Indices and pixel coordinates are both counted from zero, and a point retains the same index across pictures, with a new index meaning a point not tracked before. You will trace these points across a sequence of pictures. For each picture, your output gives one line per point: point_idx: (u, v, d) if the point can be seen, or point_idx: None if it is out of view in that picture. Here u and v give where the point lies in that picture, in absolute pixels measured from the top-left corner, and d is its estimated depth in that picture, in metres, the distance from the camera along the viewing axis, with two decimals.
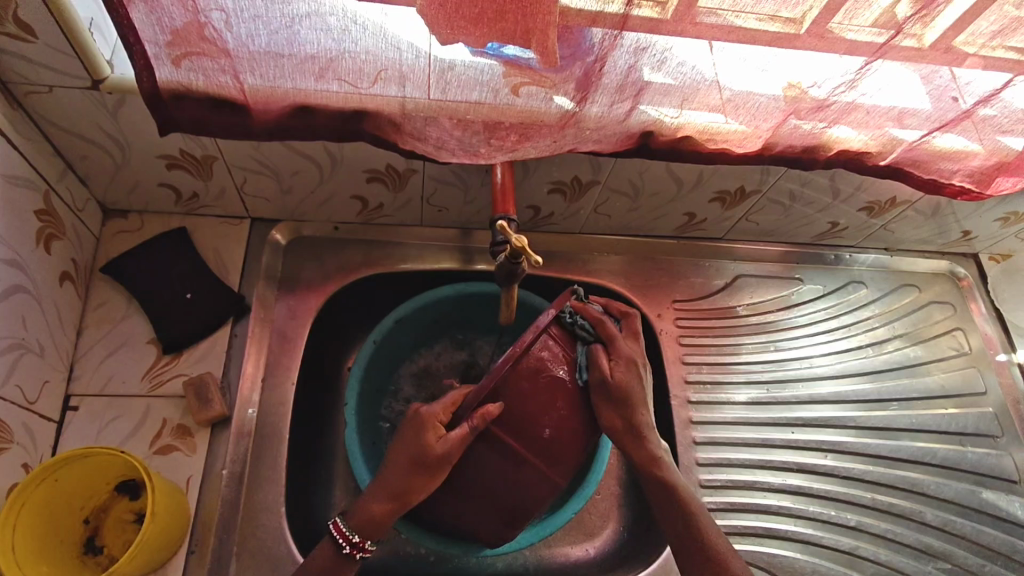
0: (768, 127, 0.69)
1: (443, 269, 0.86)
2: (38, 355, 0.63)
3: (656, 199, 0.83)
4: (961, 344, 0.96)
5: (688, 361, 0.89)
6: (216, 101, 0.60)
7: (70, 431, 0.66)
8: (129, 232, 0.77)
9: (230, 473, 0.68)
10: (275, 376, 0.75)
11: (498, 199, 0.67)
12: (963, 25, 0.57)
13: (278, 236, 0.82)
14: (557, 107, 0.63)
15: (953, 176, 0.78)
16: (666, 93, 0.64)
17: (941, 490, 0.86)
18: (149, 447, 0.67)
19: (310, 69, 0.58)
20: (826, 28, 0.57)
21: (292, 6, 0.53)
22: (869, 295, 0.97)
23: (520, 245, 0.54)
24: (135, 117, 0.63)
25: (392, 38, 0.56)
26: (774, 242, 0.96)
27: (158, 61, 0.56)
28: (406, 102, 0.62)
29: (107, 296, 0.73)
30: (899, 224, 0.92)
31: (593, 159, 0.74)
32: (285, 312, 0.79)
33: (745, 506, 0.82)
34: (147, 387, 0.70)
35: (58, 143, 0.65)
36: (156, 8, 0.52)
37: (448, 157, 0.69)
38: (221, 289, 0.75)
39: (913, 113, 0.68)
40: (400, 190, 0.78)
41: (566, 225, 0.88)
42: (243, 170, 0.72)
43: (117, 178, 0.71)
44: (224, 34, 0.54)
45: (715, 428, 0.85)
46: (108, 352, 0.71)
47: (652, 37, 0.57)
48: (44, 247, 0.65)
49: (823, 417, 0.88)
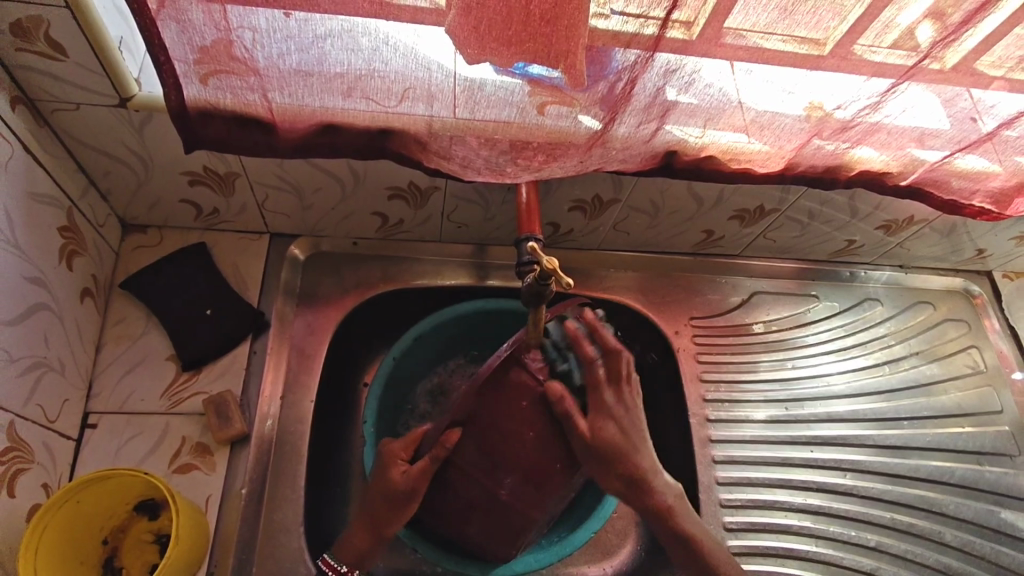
0: (792, 147, 0.70)
1: (461, 285, 0.86)
2: (59, 372, 0.63)
3: (675, 217, 0.84)
4: (976, 362, 0.96)
5: (705, 378, 0.88)
6: (243, 119, 0.60)
7: (89, 449, 0.66)
8: (148, 247, 0.76)
9: (249, 492, 0.68)
10: (294, 393, 0.75)
11: (524, 218, 0.67)
12: (988, 49, 0.58)
13: (297, 251, 0.82)
14: (585, 127, 0.63)
15: (973, 196, 0.78)
16: (692, 113, 0.64)
17: (960, 509, 0.86)
18: (168, 466, 0.66)
19: (338, 88, 0.58)
20: (850, 50, 0.57)
21: (323, 26, 0.53)
22: (884, 312, 0.98)
23: (550, 267, 0.53)
24: (160, 133, 0.62)
25: (423, 58, 0.56)
26: (790, 259, 0.96)
27: (186, 79, 0.56)
28: (433, 121, 0.62)
29: (126, 312, 0.73)
30: (914, 242, 0.93)
31: (615, 177, 0.75)
32: (304, 328, 0.78)
33: (765, 526, 0.81)
34: (167, 404, 0.69)
35: (81, 159, 0.65)
36: (188, 28, 0.52)
37: (473, 175, 0.69)
38: (240, 305, 0.75)
39: (935, 134, 0.68)
40: (421, 207, 0.78)
41: (584, 242, 0.88)
42: (265, 187, 0.72)
43: (138, 194, 0.71)
44: (255, 53, 0.54)
45: (733, 446, 0.85)
46: (127, 368, 0.70)
47: (682, 59, 0.57)
48: (66, 263, 0.64)
49: (839, 435, 0.88)
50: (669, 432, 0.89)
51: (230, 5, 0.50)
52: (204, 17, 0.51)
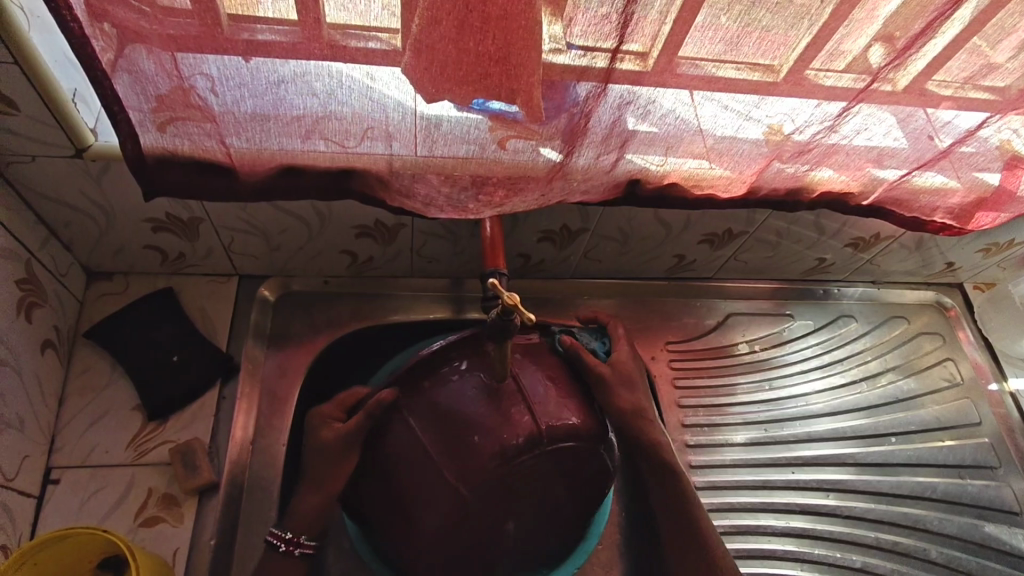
0: (752, 172, 0.70)
1: (434, 319, 0.85)
2: (18, 429, 0.61)
3: (645, 243, 0.84)
4: (953, 374, 0.96)
5: (684, 404, 0.88)
6: (202, 165, 0.60)
7: (51, 506, 0.64)
8: (114, 294, 0.75)
9: (218, 544, 0.66)
10: (265, 437, 0.73)
11: (489, 253, 0.67)
12: (933, 70, 0.60)
13: (267, 292, 0.81)
14: (545, 159, 0.64)
15: (935, 212, 0.80)
16: (651, 142, 0.65)
17: (944, 525, 0.85)
18: (133, 520, 0.64)
19: (296, 131, 0.58)
20: (802, 76, 0.58)
21: (278, 72, 0.53)
22: (858, 328, 0.98)
23: (511, 303, 0.53)
24: (119, 183, 0.62)
25: (380, 98, 0.56)
26: (763, 279, 0.97)
27: (143, 128, 0.56)
28: (393, 159, 0.62)
29: (91, 362, 0.71)
30: (885, 257, 0.94)
31: (582, 208, 0.75)
32: (275, 370, 0.77)
33: (749, 552, 0.80)
34: (131, 456, 0.67)
35: (40, 211, 0.64)
36: (141, 79, 0.52)
37: (437, 213, 0.68)
38: (208, 351, 0.74)
39: (892, 154, 0.70)
40: (390, 244, 0.78)
41: (556, 271, 0.88)
42: (230, 230, 0.72)
43: (102, 243, 0.70)
44: (210, 100, 0.54)
45: (714, 472, 0.84)
46: (91, 420, 0.69)
47: (636, 90, 0.58)
48: (25, 316, 0.63)
49: (821, 455, 0.88)
50: None
51: (183, 54, 0.51)
52: (157, 67, 0.51)
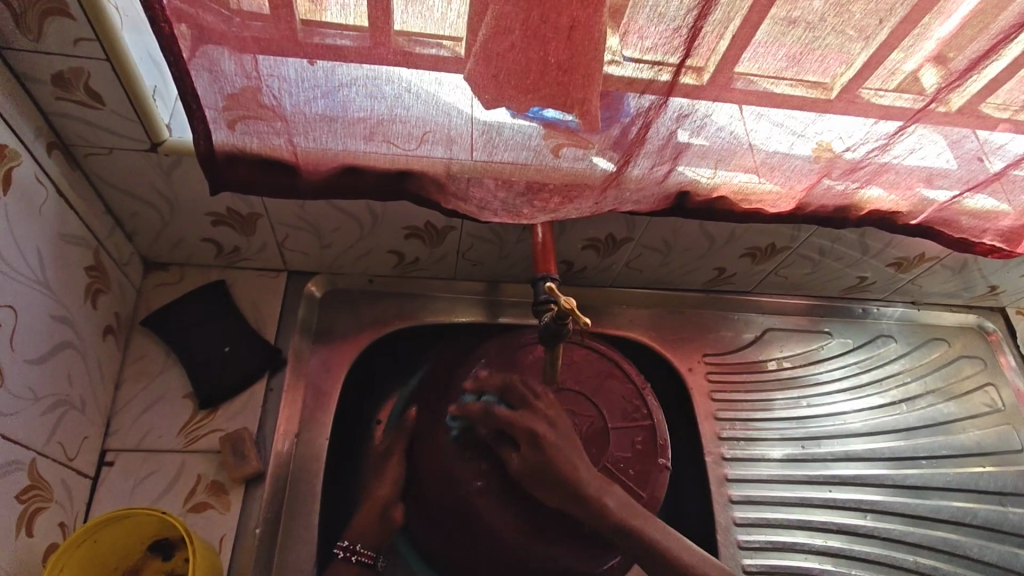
0: (802, 188, 0.71)
1: (474, 322, 0.87)
2: (79, 411, 0.64)
3: (687, 255, 0.84)
4: (994, 400, 0.95)
5: (720, 416, 0.88)
6: (268, 163, 0.62)
7: (105, 486, 0.66)
8: (169, 285, 0.77)
9: (264, 532, 0.67)
10: (310, 430, 0.75)
11: (539, 258, 0.69)
12: (989, 93, 0.60)
13: (313, 289, 0.83)
14: (599, 169, 0.65)
15: (983, 234, 0.79)
16: (703, 155, 0.65)
17: (983, 552, 0.84)
18: (183, 504, 0.66)
19: (360, 132, 0.60)
20: (857, 94, 0.59)
21: (348, 75, 0.55)
22: (897, 349, 0.97)
23: (567, 307, 0.54)
24: (187, 178, 0.64)
25: (444, 104, 0.58)
26: (801, 295, 0.97)
27: (215, 124, 0.58)
28: (451, 163, 0.63)
29: (144, 350, 0.73)
30: (926, 279, 0.93)
31: (629, 217, 0.76)
32: (320, 365, 0.79)
33: (784, 569, 0.80)
34: (182, 442, 0.69)
35: (109, 201, 0.67)
36: (219, 78, 0.54)
37: (490, 217, 0.70)
38: (257, 343, 0.76)
39: (942, 174, 0.69)
40: (437, 246, 0.79)
41: (596, 279, 0.89)
42: (285, 227, 0.74)
43: (163, 233, 0.73)
44: (282, 101, 0.56)
45: (750, 486, 0.84)
46: (145, 406, 0.71)
47: (694, 104, 0.59)
48: (91, 301, 0.66)
49: (858, 475, 0.87)
50: (683, 471, 0.89)
51: (261, 55, 0.53)
52: (235, 67, 0.53)
